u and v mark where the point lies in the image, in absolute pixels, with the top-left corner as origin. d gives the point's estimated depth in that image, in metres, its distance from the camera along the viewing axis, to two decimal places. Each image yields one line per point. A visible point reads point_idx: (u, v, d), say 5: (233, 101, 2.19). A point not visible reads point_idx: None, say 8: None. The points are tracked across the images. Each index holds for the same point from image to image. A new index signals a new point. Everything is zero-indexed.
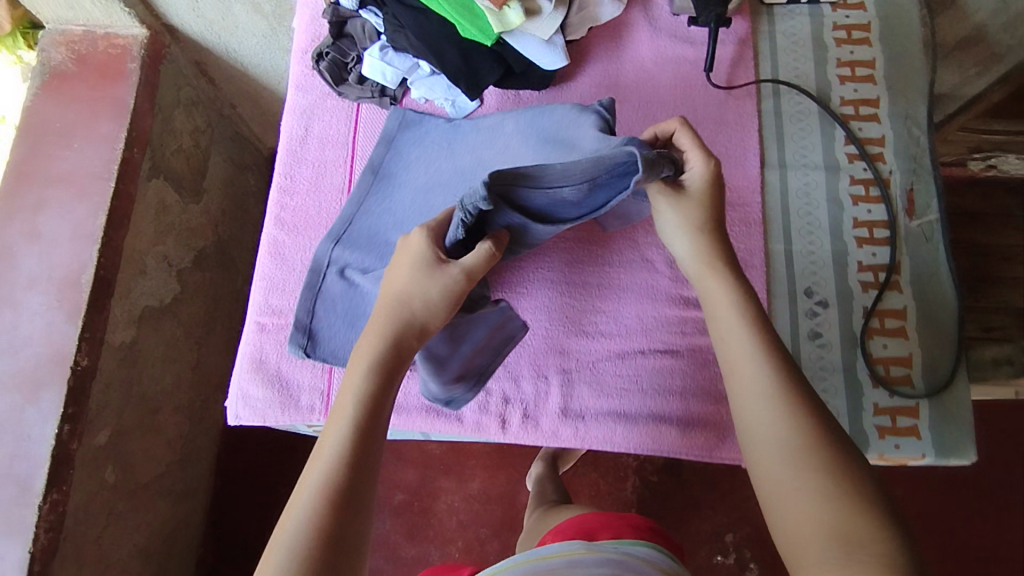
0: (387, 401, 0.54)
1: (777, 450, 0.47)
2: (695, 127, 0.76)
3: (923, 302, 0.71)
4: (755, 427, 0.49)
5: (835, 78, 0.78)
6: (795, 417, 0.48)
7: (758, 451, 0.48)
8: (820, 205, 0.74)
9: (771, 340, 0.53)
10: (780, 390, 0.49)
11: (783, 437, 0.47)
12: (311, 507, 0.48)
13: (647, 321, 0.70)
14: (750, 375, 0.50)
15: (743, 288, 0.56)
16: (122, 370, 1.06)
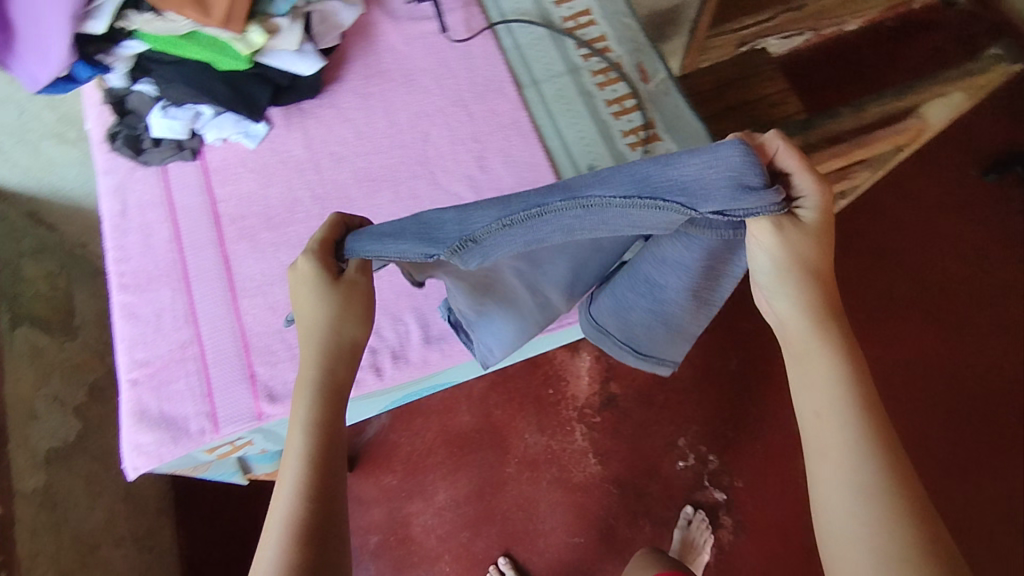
0: (337, 430, 0.58)
1: (841, 482, 0.52)
2: (455, 80, 0.89)
3: (681, 142, 0.84)
4: (845, 529, 0.50)
5: (551, 4, 0.94)
6: (867, 457, 0.52)
7: (825, 499, 0.52)
8: (576, 100, 0.87)
9: (865, 400, 0.54)
10: (881, 493, 0.50)
11: (848, 467, 0.52)
12: (285, 546, 0.51)
13: None
14: (851, 482, 0.51)
15: (850, 362, 0.56)
16: (45, 515, 1.05)
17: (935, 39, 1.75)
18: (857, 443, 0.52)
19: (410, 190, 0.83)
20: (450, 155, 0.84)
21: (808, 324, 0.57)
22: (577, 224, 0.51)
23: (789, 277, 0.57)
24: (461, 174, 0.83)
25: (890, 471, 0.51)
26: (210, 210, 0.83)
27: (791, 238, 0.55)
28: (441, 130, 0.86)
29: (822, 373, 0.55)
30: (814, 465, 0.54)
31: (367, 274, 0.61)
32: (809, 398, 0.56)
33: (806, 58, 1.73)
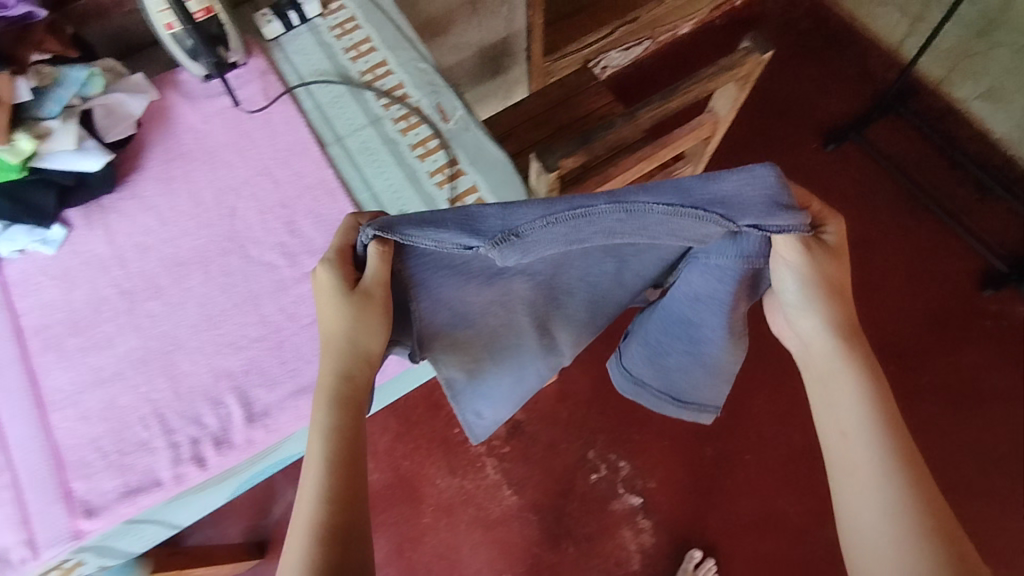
0: (357, 431, 0.66)
1: (865, 483, 0.62)
2: (257, 149, 0.89)
3: (486, 173, 0.86)
4: (871, 538, 0.60)
5: (348, 61, 0.95)
6: (887, 462, 0.62)
7: (850, 501, 0.63)
8: (380, 150, 0.88)
9: (883, 416, 0.65)
10: (899, 499, 0.60)
11: (869, 471, 0.62)
12: (313, 540, 0.60)
13: (289, 308, 0.79)
14: (876, 491, 0.61)
15: (869, 382, 0.67)
16: None
17: (760, 30, 1.88)
18: (878, 457, 0.63)
19: (221, 268, 0.82)
20: (259, 226, 0.84)
21: (833, 347, 0.69)
22: (605, 231, 0.56)
23: (811, 303, 0.68)
24: (272, 243, 0.83)
25: (907, 480, 0.61)
26: (9, 327, 0.79)
27: (823, 264, 0.65)
28: (247, 202, 0.85)
29: (847, 391, 0.67)
30: (844, 472, 0.64)
31: (383, 290, 0.64)
32: (841, 415, 0.66)
33: (648, 66, 1.90)
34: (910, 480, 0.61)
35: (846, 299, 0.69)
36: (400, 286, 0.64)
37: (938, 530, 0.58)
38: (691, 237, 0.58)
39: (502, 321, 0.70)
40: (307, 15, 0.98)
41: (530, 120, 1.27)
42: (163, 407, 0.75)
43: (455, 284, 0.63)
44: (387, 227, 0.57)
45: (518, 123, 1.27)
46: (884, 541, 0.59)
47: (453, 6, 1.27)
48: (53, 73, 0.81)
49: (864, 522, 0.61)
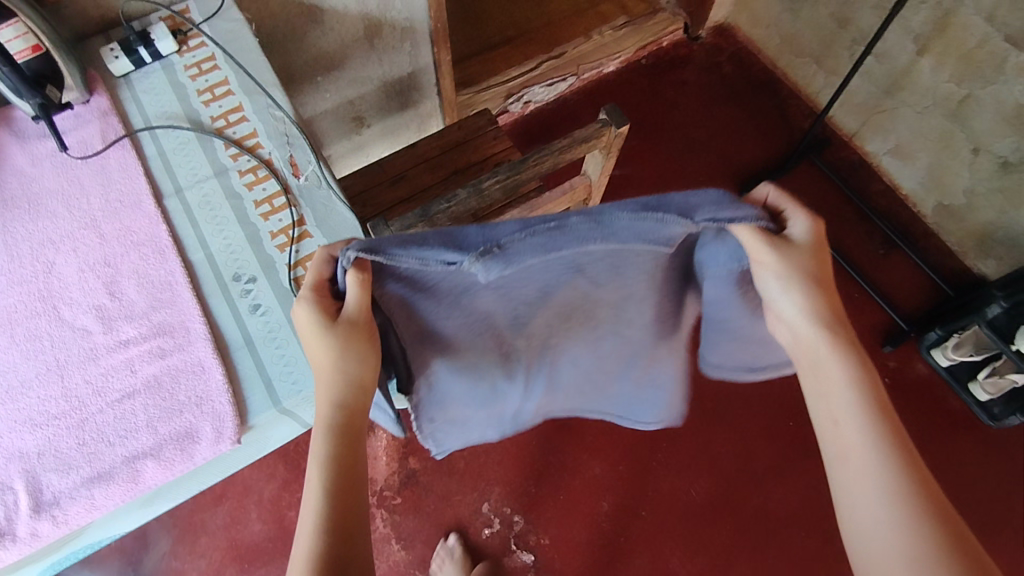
0: (354, 463, 0.66)
1: (861, 484, 0.58)
2: (87, 197, 0.81)
3: (332, 235, 0.81)
4: (875, 542, 0.56)
5: (200, 104, 0.89)
6: (888, 459, 0.58)
7: (850, 502, 0.59)
8: (222, 206, 0.82)
9: (876, 408, 0.60)
10: (903, 501, 0.56)
11: (869, 470, 0.58)
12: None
13: (97, 381, 0.71)
14: (880, 493, 0.57)
15: (861, 371, 0.62)
16: None
17: (685, 72, 1.88)
18: (876, 451, 0.59)
19: (28, 332, 0.74)
20: (76, 285, 0.76)
21: (817, 334, 0.62)
22: (585, 251, 0.52)
23: (796, 289, 0.60)
24: (88, 305, 0.75)
25: (907, 478, 0.57)
26: None
27: (802, 257, 0.60)
28: (67, 258, 0.78)
29: (838, 380, 0.62)
30: (844, 471, 0.60)
31: (366, 316, 0.61)
32: (834, 411, 0.62)
33: (574, 102, 1.86)
34: (909, 477, 0.57)
35: (828, 289, 0.63)
36: (381, 309, 0.61)
37: (944, 530, 0.55)
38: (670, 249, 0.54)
39: (475, 337, 0.69)
40: (161, 52, 0.91)
41: (427, 164, 1.21)
42: None
43: (431, 303, 0.60)
44: (370, 246, 0.51)
45: (413, 165, 1.21)
46: (895, 550, 0.55)
47: (347, 42, 1.22)
48: None
49: (873, 527, 0.57)
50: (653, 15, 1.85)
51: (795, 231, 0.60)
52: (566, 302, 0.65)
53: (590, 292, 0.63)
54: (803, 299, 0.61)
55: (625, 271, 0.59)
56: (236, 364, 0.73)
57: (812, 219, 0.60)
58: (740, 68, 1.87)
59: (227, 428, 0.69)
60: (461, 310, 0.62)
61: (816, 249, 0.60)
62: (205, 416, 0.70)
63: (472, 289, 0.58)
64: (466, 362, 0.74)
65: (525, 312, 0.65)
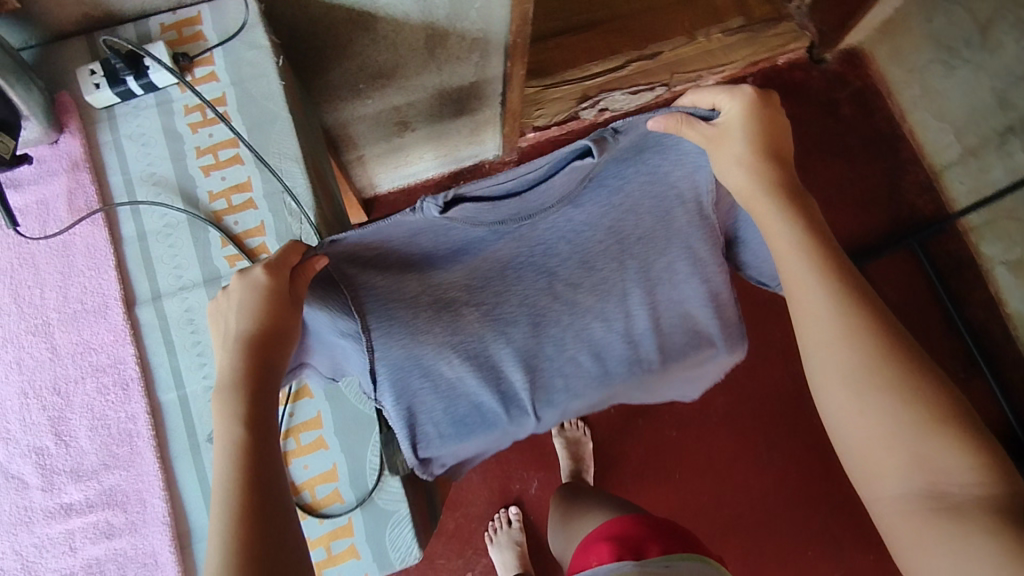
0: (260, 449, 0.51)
1: (825, 331, 0.52)
2: (42, 288, 0.64)
3: (335, 403, 0.64)
4: (838, 393, 0.51)
5: (198, 171, 0.68)
6: (846, 307, 0.52)
7: (814, 350, 0.53)
8: (207, 329, 0.65)
9: (822, 251, 0.54)
10: (850, 325, 0.51)
11: (824, 317, 0.52)
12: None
13: (28, 554, 0.58)
14: (824, 319, 0.52)
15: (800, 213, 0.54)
16: None
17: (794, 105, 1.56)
18: (821, 275, 0.53)
19: None
20: (16, 415, 0.61)
21: (752, 169, 0.53)
22: (536, 209, 0.53)
23: (744, 154, 0.53)
24: (26, 446, 0.60)
25: (846, 296, 0.52)
26: None
27: (734, 128, 0.53)
28: (7, 374, 0.62)
29: (782, 227, 0.54)
30: (794, 316, 0.54)
31: (293, 288, 0.52)
32: (782, 256, 0.54)
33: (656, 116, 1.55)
34: (846, 292, 0.52)
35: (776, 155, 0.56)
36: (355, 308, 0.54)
37: (887, 338, 0.51)
38: (629, 228, 0.58)
39: (460, 344, 0.60)
40: (156, 85, 0.68)
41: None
42: None
43: (405, 322, 0.57)
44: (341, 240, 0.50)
45: None
46: (842, 380, 0.51)
47: (403, 52, 0.97)
48: None
49: (818, 355, 0.52)
50: (779, 24, 1.54)
51: (721, 108, 0.54)
52: (545, 300, 0.61)
53: (556, 282, 0.60)
54: (743, 173, 0.53)
55: (580, 243, 0.58)
56: (197, 560, 0.60)
57: (736, 89, 0.53)
58: (861, 112, 1.55)
59: None
60: (443, 324, 0.58)
61: (760, 127, 0.54)
62: None
63: (451, 297, 0.58)
64: (452, 380, 0.62)
65: (509, 309, 0.60)
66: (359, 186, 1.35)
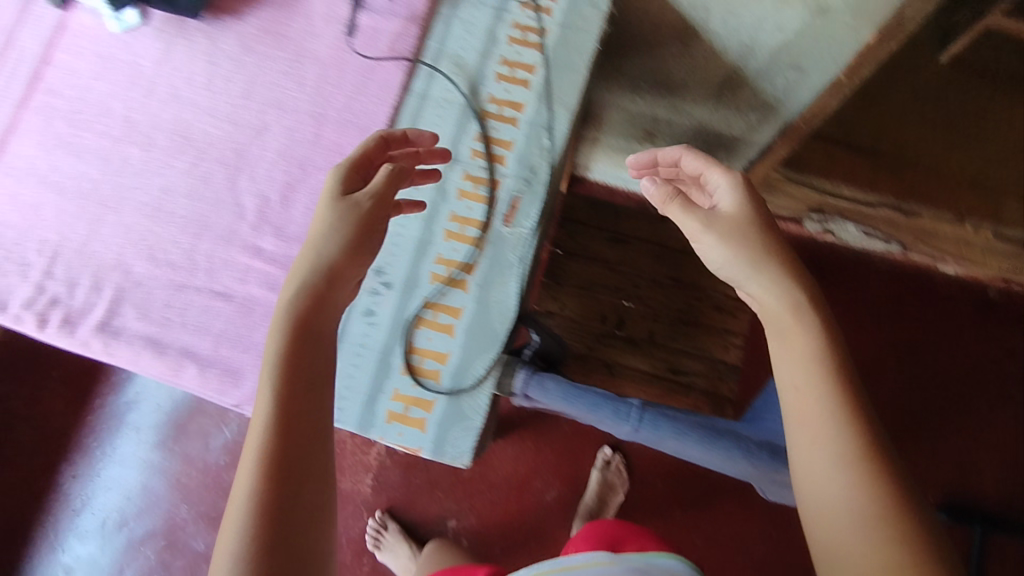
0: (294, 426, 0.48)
1: (828, 458, 0.46)
2: (335, 90, 0.77)
3: (480, 307, 0.71)
4: (828, 533, 0.45)
5: (492, 74, 0.79)
6: (856, 435, 0.47)
7: (812, 475, 0.47)
8: (425, 191, 0.75)
9: (848, 381, 0.49)
10: (845, 448, 0.46)
11: (835, 444, 0.47)
12: (252, 509, 0.44)
13: (215, 263, 0.72)
14: (829, 425, 0.47)
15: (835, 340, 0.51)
16: None
17: (1010, 339, 1.33)
18: (831, 386, 0.49)
19: (204, 173, 0.75)
20: (264, 166, 0.75)
21: (783, 294, 0.53)
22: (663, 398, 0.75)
23: (741, 280, 0.56)
24: (259, 191, 0.74)
25: (852, 403, 0.48)
26: (36, 69, 0.77)
27: (715, 229, 0.57)
28: (279, 133, 0.76)
29: (804, 347, 0.51)
30: (800, 431, 0.49)
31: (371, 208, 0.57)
32: (796, 377, 0.50)
33: (874, 267, 1.36)
34: (854, 407, 0.48)
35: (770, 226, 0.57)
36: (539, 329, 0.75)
37: (879, 449, 0.47)
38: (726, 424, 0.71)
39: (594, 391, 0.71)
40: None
41: (652, 280, 1.04)
42: (61, 250, 0.72)
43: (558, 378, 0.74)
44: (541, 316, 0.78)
45: (646, 238, 1.06)
46: (815, 500, 0.46)
47: (696, 78, 1.03)
48: None
49: (814, 485, 0.47)
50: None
51: (718, 197, 0.60)
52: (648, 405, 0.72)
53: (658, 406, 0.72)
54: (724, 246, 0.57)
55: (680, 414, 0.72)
56: None
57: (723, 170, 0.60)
58: None
59: None
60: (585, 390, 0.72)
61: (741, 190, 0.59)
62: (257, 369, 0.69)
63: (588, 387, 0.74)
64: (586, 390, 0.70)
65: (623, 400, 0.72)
66: (577, 161, 1.42)
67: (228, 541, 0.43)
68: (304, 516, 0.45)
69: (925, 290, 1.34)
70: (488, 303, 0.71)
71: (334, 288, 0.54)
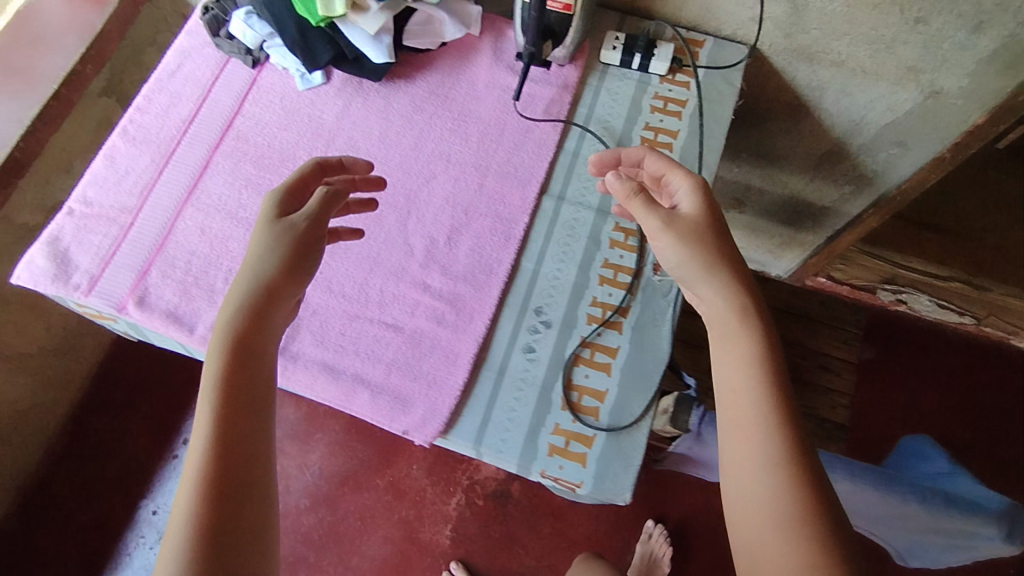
0: (233, 440, 0.58)
1: (752, 461, 0.59)
2: (497, 145, 0.85)
3: (635, 348, 0.75)
4: (755, 523, 0.57)
5: (638, 138, 0.86)
6: (778, 442, 0.59)
7: (740, 474, 0.60)
8: (580, 239, 0.80)
9: (777, 393, 0.61)
10: (778, 450, 0.59)
11: (764, 450, 0.59)
12: (198, 500, 0.55)
13: (387, 296, 0.77)
14: (762, 434, 0.59)
15: (768, 354, 0.63)
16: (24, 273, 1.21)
17: None
18: (767, 398, 0.61)
19: (378, 215, 0.81)
20: (432, 211, 0.81)
21: (731, 307, 0.64)
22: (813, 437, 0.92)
23: (693, 281, 0.66)
24: (428, 232, 0.80)
25: (782, 417, 0.60)
26: (228, 117, 0.86)
27: (674, 230, 0.66)
28: (446, 182, 0.82)
29: (745, 360, 0.62)
30: (735, 436, 0.61)
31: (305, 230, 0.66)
32: (737, 386, 0.62)
33: (934, 333, 1.51)
34: (781, 416, 0.60)
35: (725, 234, 0.67)
36: None
37: (793, 452, 0.59)
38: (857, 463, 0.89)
39: None
40: (649, 70, 0.89)
41: None
42: None
43: None
44: None
45: None
46: (738, 496, 0.59)
47: (797, 150, 1.10)
48: None
49: (740, 482, 0.59)
50: None
51: (680, 200, 0.69)
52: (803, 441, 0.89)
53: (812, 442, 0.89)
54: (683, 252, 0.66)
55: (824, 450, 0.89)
56: (478, 383, 0.74)
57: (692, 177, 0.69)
58: None
59: (432, 427, 0.71)
60: None
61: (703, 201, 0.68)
62: (426, 398, 0.72)
63: None
64: None
65: None
66: None
67: (174, 536, 0.54)
68: (241, 518, 0.56)
69: (973, 375, 1.48)
70: (643, 345, 0.75)
71: (270, 302, 0.64)
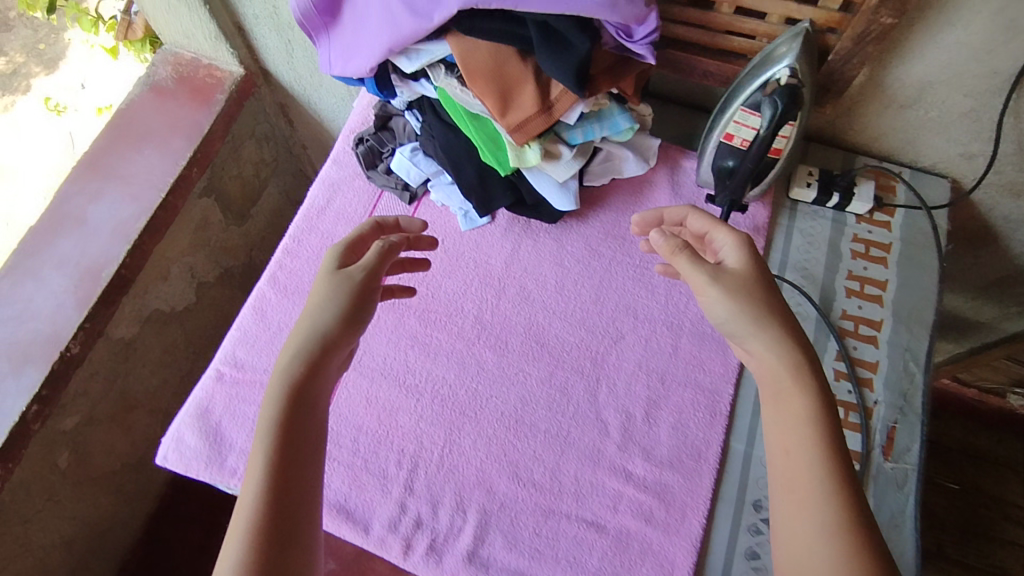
0: (287, 498, 0.50)
1: (803, 535, 0.50)
2: (687, 299, 0.76)
3: None
4: None
5: (842, 289, 0.77)
6: (832, 514, 0.49)
7: (792, 549, 0.50)
8: None
9: (838, 463, 0.51)
10: (830, 520, 0.49)
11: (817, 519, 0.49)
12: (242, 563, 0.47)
13: (583, 487, 0.67)
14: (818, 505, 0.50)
15: (827, 413, 0.54)
16: (114, 386, 1.12)
17: None
18: (822, 462, 0.51)
19: (562, 384, 0.72)
20: (624, 380, 0.72)
21: (788, 365, 0.55)
22: None
23: (743, 336, 0.57)
24: (621, 406, 0.71)
25: (841, 488, 0.50)
26: None
27: (721, 282, 0.57)
28: (634, 343, 0.74)
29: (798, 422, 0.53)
30: (787, 507, 0.51)
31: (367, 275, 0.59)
32: (787, 450, 0.53)
33: None
34: (841, 485, 0.50)
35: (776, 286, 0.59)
36: None
37: (854, 529, 0.49)
38: None
39: None
40: (847, 208, 0.80)
41: None
42: (420, 464, 0.69)
43: None
44: None
45: None
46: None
47: (966, 272, 1.01)
48: (605, 106, 0.70)
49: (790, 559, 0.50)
50: None
51: (723, 253, 0.61)
52: None
53: None
54: (728, 306, 0.57)
55: None
56: None
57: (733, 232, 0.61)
58: None
59: None
60: None
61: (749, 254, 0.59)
62: None
63: None
64: None
65: None
66: None
67: None
68: None
69: None
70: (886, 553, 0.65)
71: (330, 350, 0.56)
